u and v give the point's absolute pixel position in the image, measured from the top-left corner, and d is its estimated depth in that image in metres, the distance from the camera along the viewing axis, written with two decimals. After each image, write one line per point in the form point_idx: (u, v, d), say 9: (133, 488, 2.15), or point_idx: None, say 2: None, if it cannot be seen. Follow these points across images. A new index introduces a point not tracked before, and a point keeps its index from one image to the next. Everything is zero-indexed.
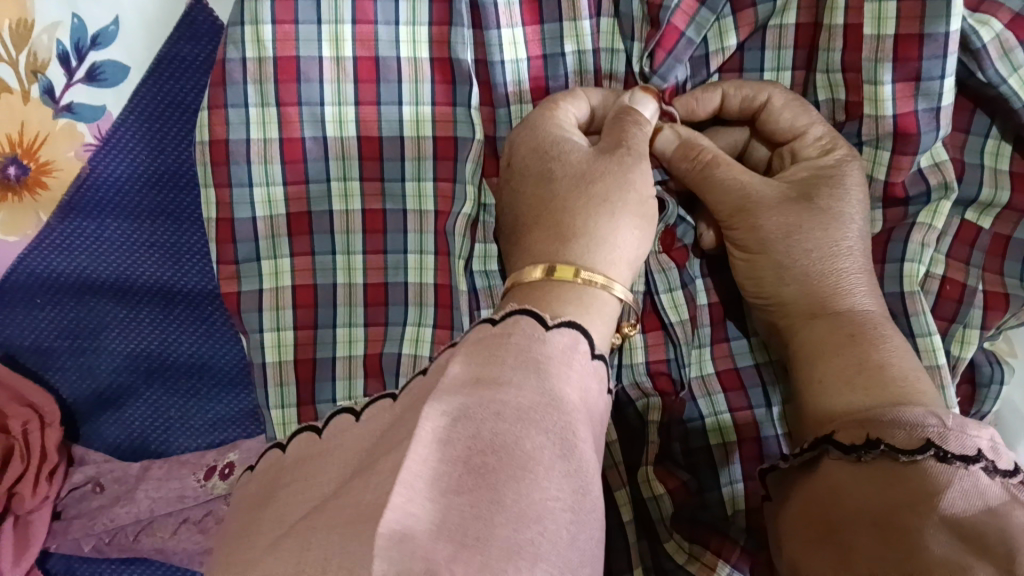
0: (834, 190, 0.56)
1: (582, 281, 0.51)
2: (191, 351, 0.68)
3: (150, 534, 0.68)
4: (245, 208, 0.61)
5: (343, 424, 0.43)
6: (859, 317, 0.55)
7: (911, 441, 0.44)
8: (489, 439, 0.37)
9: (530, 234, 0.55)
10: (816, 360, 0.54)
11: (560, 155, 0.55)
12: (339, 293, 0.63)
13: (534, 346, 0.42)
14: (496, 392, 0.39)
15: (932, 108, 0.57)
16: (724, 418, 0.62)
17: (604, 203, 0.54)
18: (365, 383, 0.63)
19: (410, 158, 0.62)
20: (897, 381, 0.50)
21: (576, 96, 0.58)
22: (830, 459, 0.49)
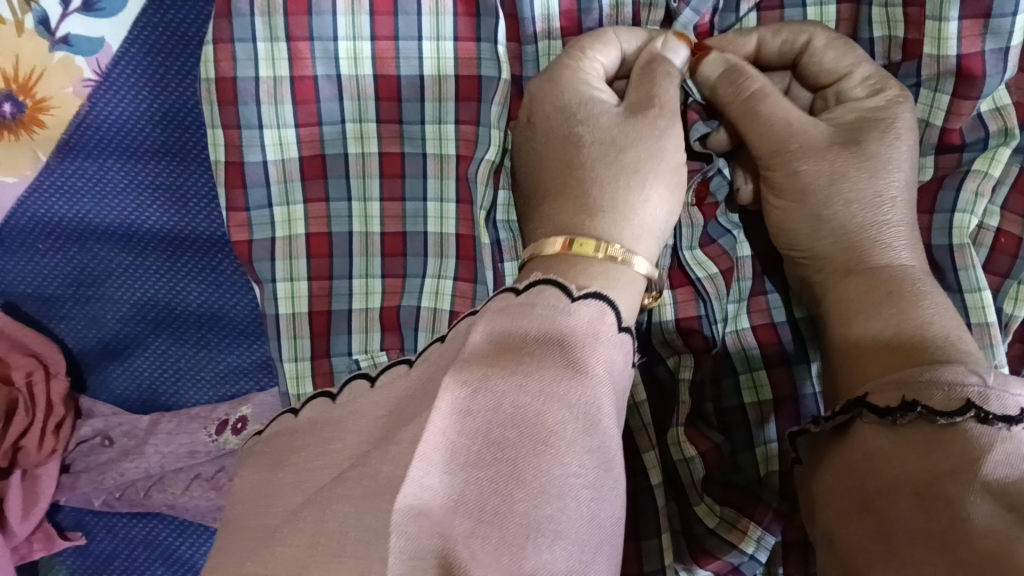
0: (883, 136, 0.52)
1: (601, 257, 0.48)
2: (200, 300, 0.64)
3: (162, 489, 0.67)
4: (256, 152, 0.57)
5: (358, 389, 0.42)
6: (898, 272, 0.51)
7: (949, 403, 0.41)
8: (510, 412, 0.35)
9: (554, 204, 0.52)
10: (850, 319, 0.51)
11: (585, 120, 0.53)
12: (355, 243, 0.59)
13: (558, 317, 0.38)
14: (520, 364, 0.36)
15: (1000, 50, 0.53)
16: (759, 373, 0.58)
17: (634, 173, 0.51)
18: (382, 337, 0.60)
19: (430, 100, 0.57)
20: (941, 342, 0.46)
21: (606, 42, 0.54)
22: (863, 423, 0.45)
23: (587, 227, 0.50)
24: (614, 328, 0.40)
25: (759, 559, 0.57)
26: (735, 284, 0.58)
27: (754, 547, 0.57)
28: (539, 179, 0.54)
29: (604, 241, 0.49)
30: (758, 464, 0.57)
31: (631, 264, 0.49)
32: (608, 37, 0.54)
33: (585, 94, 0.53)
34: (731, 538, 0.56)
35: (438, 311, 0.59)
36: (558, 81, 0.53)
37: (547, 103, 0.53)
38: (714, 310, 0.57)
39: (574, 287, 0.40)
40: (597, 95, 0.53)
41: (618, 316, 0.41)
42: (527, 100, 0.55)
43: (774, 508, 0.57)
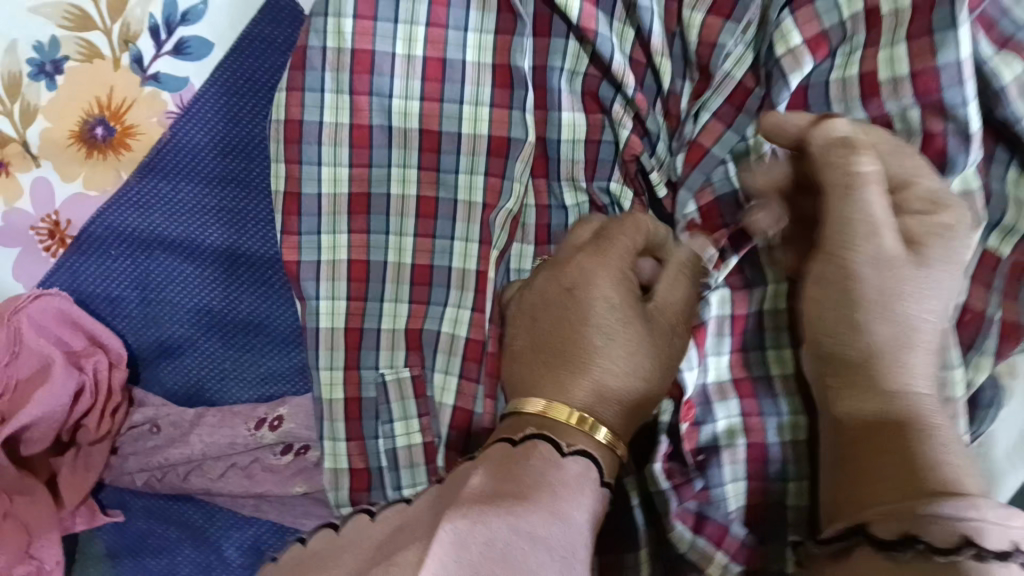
0: (913, 176, 0.50)
1: (572, 423, 0.52)
2: (248, 310, 0.72)
3: (200, 474, 0.73)
4: (312, 184, 0.66)
5: (361, 523, 0.47)
6: (912, 399, 0.46)
7: (948, 537, 0.38)
8: (499, 547, 0.40)
9: (543, 379, 0.54)
10: (851, 427, 0.48)
11: (591, 321, 0.54)
12: (388, 271, 0.68)
13: (555, 500, 0.44)
14: (516, 514, 0.42)
15: (963, 132, 0.53)
16: (735, 421, 0.67)
17: (609, 379, 0.53)
18: (406, 355, 0.67)
19: (465, 153, 0.66)
20: (948, 465, 0.42)
21: (608, 261, 0.56)
22: (863, 548, 0.42)
23: (572, 392, 0.53)
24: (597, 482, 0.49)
25: None
26: (713, 338, 0.66)
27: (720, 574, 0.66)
28: (538, 340, 0.56)
29: (580, 411, 0.52)
30: (729, 495, 0.67)
31: (597, 435, 0.52)
32: (611, 260, 0.56)
33: (611, 295, 0.55)
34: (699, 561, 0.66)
35: (456, 336, 0.67)
36: (569, 291, 0.56)
37: (562, 275, 0.57)
38: (684, 357, 0.64)
39: (564, 444, 0.49)
40: (607, 296, 0.54)
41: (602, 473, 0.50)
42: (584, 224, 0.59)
43: (728, 526, 0.66)
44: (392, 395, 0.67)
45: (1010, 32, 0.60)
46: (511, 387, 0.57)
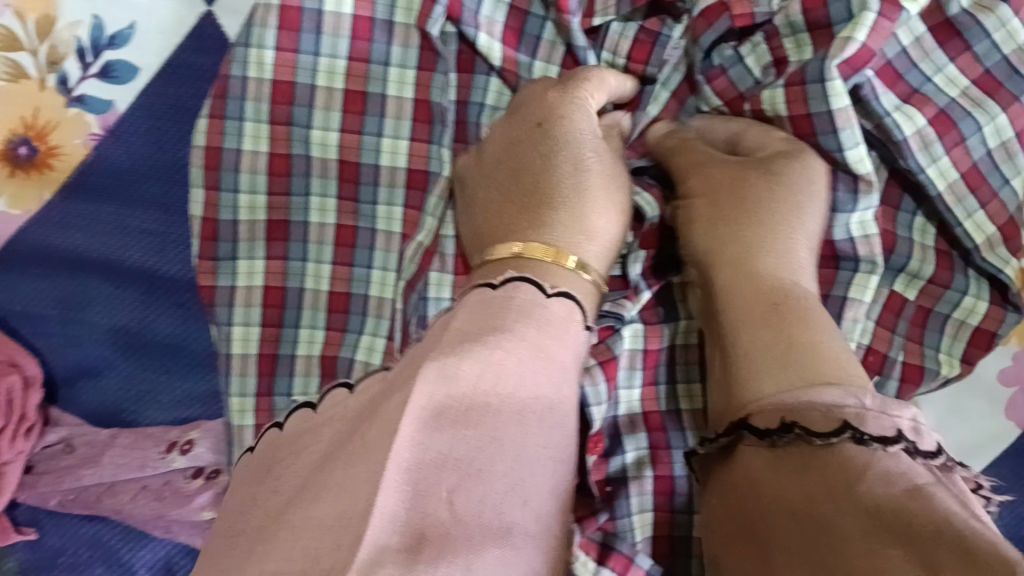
0: (791, 163, 0.62)
1: (549, 260, 0.57)
2: (168, 331, 0.72)
3: (112, 495, 0.71)
4: (228, 212, 0.67)
5: (337, 399, 0.47)
6: (792, 294, 0.59)
7: (827, 422, 0.48)
8: (463, 406, 0.42)
9: (517, 220, 0.60)
10: (741, 335, 0.58)
11: (564, 139, 0.60)
12: (306, 297, 0.68)
13: (535, 309, 0.48)
14: (497, 336, 0.45)
15: (849, 172, 0.64)
16: (644, 452, 0.69)
17: (576, 226, 0.59)
18: (319, 382, 0.68)
19: (384, 185, 0.67)
20: (832, 365, 0.53)
21: (604, 85, 0.62)
22: (744, 445, 0.53)
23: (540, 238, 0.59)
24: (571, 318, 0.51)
25: None
26: (626, 371, 0.68)
27: None
28: (506, 194, 0.62)
29: (552, 247, 0.57)
30: (636, 525, 0.68)
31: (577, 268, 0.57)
32: (604, 80, 0.62)
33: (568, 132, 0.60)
34: None
35: (370, 365, 0.67)
36: (552, 100, 0.61)
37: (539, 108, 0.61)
38: (591, 394, 0.64)
39: (545, 289, 0.51)
40: (585, 127, 0.61)
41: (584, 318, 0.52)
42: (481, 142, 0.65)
43: (633, 558, 0.66)
44: None
45: (913, 85, 0.65)
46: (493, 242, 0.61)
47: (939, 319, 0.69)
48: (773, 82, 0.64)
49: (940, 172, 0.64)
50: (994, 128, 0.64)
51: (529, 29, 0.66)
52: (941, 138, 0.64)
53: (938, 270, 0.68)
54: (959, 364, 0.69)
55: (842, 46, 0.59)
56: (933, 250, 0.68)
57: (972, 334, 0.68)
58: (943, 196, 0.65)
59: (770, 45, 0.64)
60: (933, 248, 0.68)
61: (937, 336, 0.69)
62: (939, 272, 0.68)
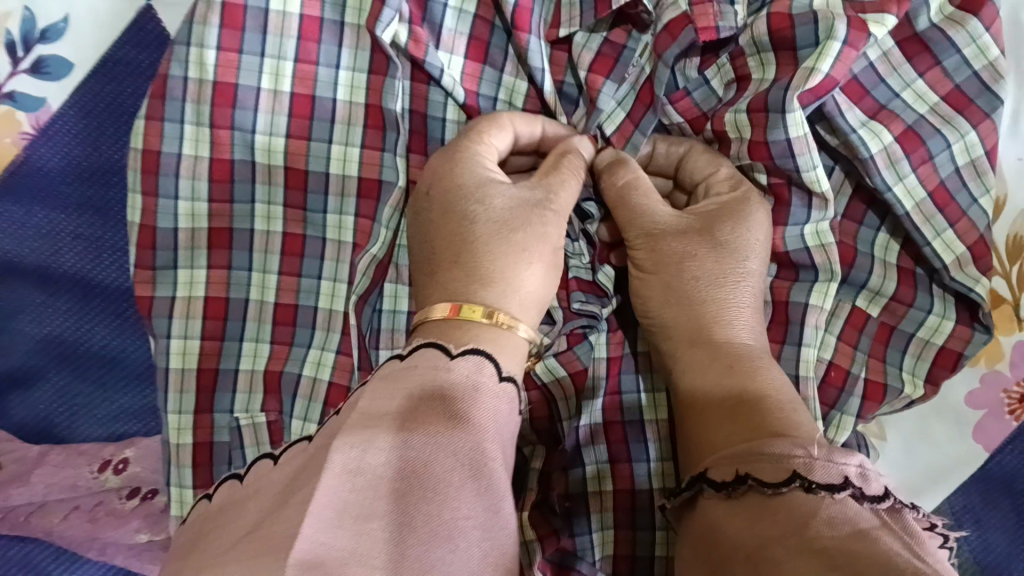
0: (736, 225, 0.60)
1: (483, 319, 0.56)
2: (103, 343, 0.70)
3: (42, 516, 0.69)
4: (168, 219, 0.64)
5: (267, 466, 0.49)
6: (744, 352, 0.59)
7: (778, 474, 0.48)
8: (398, 469, 0.43)
9: (448, 273, 0.58)
10: (697, 396, 0.58)
11: (480, 198, 0.59)
12: (250, 309, 0.65)
13: (441, 373, 0.48)
14: (412, 383, 0.47)
15: (804, 188, 0.63)
16: (604, 466, 0.67)
17: (519, 255, 0.58)
18: (263, 398, 0.65)
19: (334, 194, 0.65)
20: (775, 411, 0.53)
21: (500, 126, 0.61)
22: (705, 497, 0.52)
23: (479, 295, 0.57)
24: (493, 378, 0.49)
25: None
26: (589, 382, 0.67)
27: None
28: (427, 248, 0.60)
29: (490, 308, 0.56)
30: (596, 542, 0.67)
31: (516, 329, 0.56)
32: (502, 121, 0.61)
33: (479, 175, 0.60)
34: None
35: (317, 380, 0.65)
36: (454, 167, 0.60)
37: (443, 179, 0.60)
38: (561, 410, 0.67)
39: (453, 348, 0.50)
40: (490, 175, 0.60)
41: (498, 368, 0.50)
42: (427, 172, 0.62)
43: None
44: (245, 440, 0.65)
45: (880, 101, 0.63)
46: (425, 301, 0.59)
47: (902, 338, 0.68)
48: (735, 101, 0.62)
49: (908, 190, 0.62)
50: (964, 145, 0.63)
51: (496, 41, 0.64)
52: (908, 155, 0.62)
53: (900, 286, 0.67)
54: (923, 384, 0.68)
55: (806, 77, 0.57)
56: (895, 268, 0.67)
57: (938, 354, 0.67)
58: (911, 216, 0.63)
59: (733, 64, 0.63)
60: (896, 266, 0.67)
61: (899, 355, 0.68)
62: (901, 289, 0.67)
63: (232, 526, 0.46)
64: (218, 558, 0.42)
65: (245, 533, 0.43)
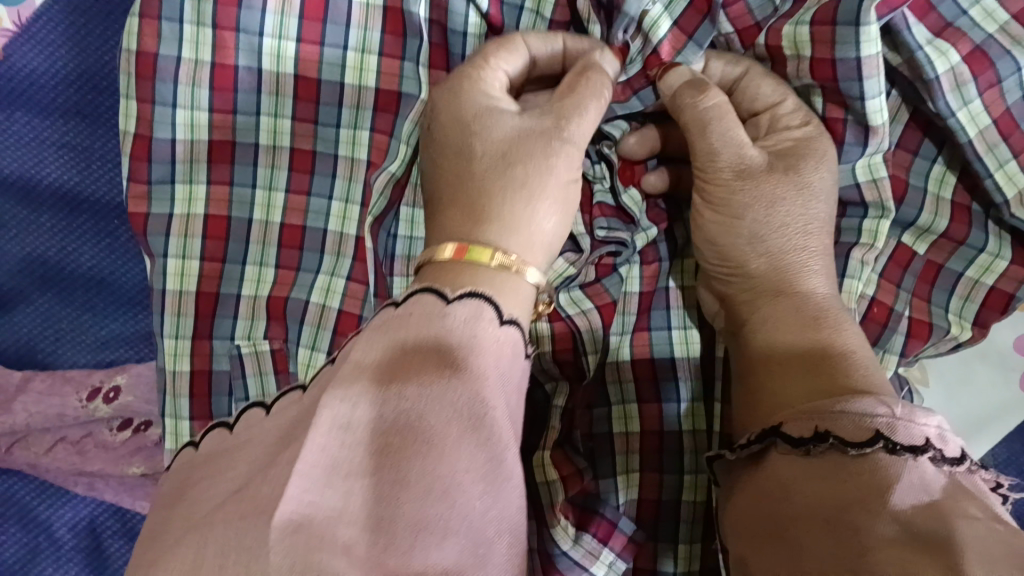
0: (819, 164, 0.56)
1: (496, 265, 0.48)
2: (90, 264, 0.67)
3: (24, 447, 0.68)
4: (166, 128, 0.58)
5: (254, 418, 0.41)
6: (823, 302, 0.55)
7: (861, 431, 0.42)
8: (393, 419, 0.36)
9: (448, 212, 0.52)
10: (777, 350, 0.53)
11: (480, 130, 0.53)
12: (253, 230, 0.60)
13: (433, 321, 0.40)
14: (407, 334, 0.39)
15: (860, 122, 0.58)
16: (630, 406, 0.63)
17: (521, 190, 0.51)
18: (266, 326, 0.60)
19: (348, 106, 0.59)
20: (854, 365, 0.50)
21: (511, 50, 0.54)
22: (776, 452, 0.47)
23: (480, 234, 0.50)
24: (493, 323, 0.41)
25: None
26: (618, 317, 0.63)
27: (605, 570, 0.61)
28: (433, 189, 0.55)
29: (502, 250, 0.49)
30: (619, 486, 0.63)
31: (525, 274, 0.48)
32: (516, 44, 0.55)
33: (477, 104, 0.53)
34: (583, 559, 0.61)
35: (326, 307, 0.60)
36: (459, 92, 0.53)
37: (448, 112, 0.54)
38: (584, 343, 0.62)
39: (451, 291, 0.42)
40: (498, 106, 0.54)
41: (499, 311, 0.42)
42: (428, 109, 0.56)
43: (616, 523, 0.62)
44: (247, 369, 0.60)
45: (947, 18, 0.57)
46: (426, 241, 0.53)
47: (949, 277, 0.65)
48: (795, 13, 0.56)
49: (972, 116, 0.58)
50: None
51: None
52: (977, 78, 0.57)
53: (953, 223, 0.63)
54: (970, 326, 0.65)
55: None
56: (949, 203, 0.63)
57: (987, 295, 0.64)
58: (973, 143, 0.59)
59: None
60: (950, 201, 0.63)
61: (945, 296, 0.65)
62: (954, 226, 0.63)
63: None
64: (202, 522, 0.34)
65: (229, 496, 0.36)
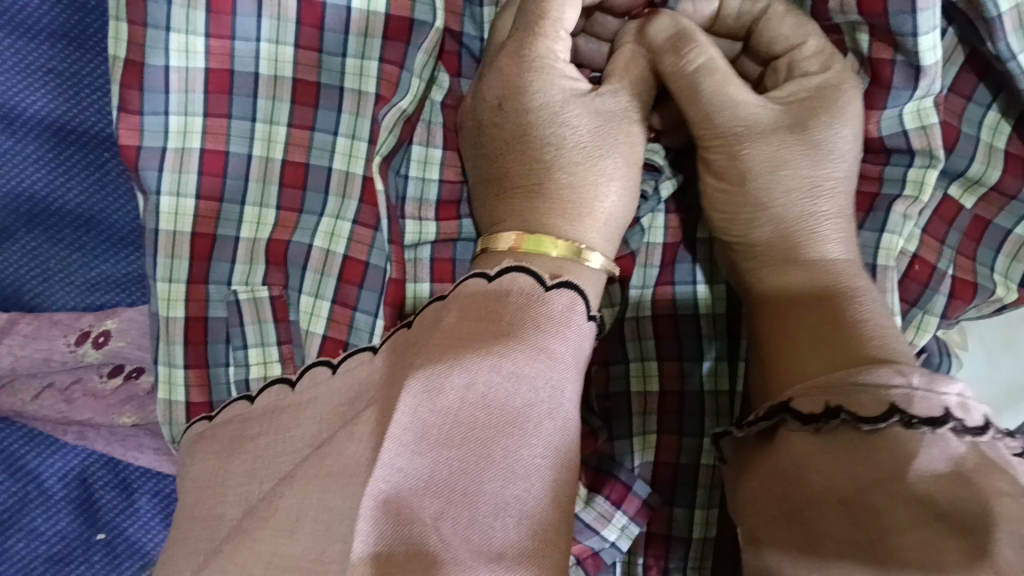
0: (831, 119, 0.51)
1: (563, 253, 0.48)
2: (79, 201, 0.66)
3: (11, 393, 0.66)
4: (159, 55, 0.54)
5: (320, 376, 0.41)
6: (833, 269, 0.50)
7: (877, 407, 0.38)
8: (483, 393, 0.36)
9: (521, 202, 0.51)
10: (785, 326, 0.49)
11: (564, 114, 0.51)
12: (253, 166, 0.56)
13: (531, 306, 0.39)
14: (500, 318, 0.38)
15: (910, 64, 0.53)
16: (649, 364, 0.59)
17: (600, 178, 0.51)
18: (266, 271, 0.56)
19: (355, 34, 0.55)
20: (873, 339, 0.44)
21: (575, 9, 0.51)
22: (786, 431, 0.42)
23: (557, 228, 0.50)
24: (583, 317, 0.40)
25: (620, 546, 0.58)
26: (639, 270, 0.59)
27: (617, 535, 0.58)
28: (496, 172, 0.53)
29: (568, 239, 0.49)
30: (635, 448, 0.59)
31: (588, 259, 0.49)
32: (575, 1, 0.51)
33: (550, 81, 0.51)
34: (595, 522, 0.57)
35: (331, 253, 0.56)
36: (524, 65, 0.51)
37: (519, 96, 0.51)
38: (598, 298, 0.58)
39: (545, 278, 0.40)
40: (571, 85, 0.52)
41: (588, 305, 0.40)
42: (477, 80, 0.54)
43: (630, 486, 0.57)
44: (246, 317, 0.56)
45: None
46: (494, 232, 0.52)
47: (996, 234, 0.61)
48: None
49: None
50: None
51: None
52: None
53: (1005, 176, 0.60)
54: (1015, 287, 0.61)
55: None
56: (1001, 153, 0.59)
57: None
58: None
59: None
60: (1003, 152, 0.60)
61: (991, 254, 0.61)
62: (1007, 179, 0.60)
63: (287, 445, 0.40)
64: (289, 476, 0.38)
65: (306, 456, 0.39)
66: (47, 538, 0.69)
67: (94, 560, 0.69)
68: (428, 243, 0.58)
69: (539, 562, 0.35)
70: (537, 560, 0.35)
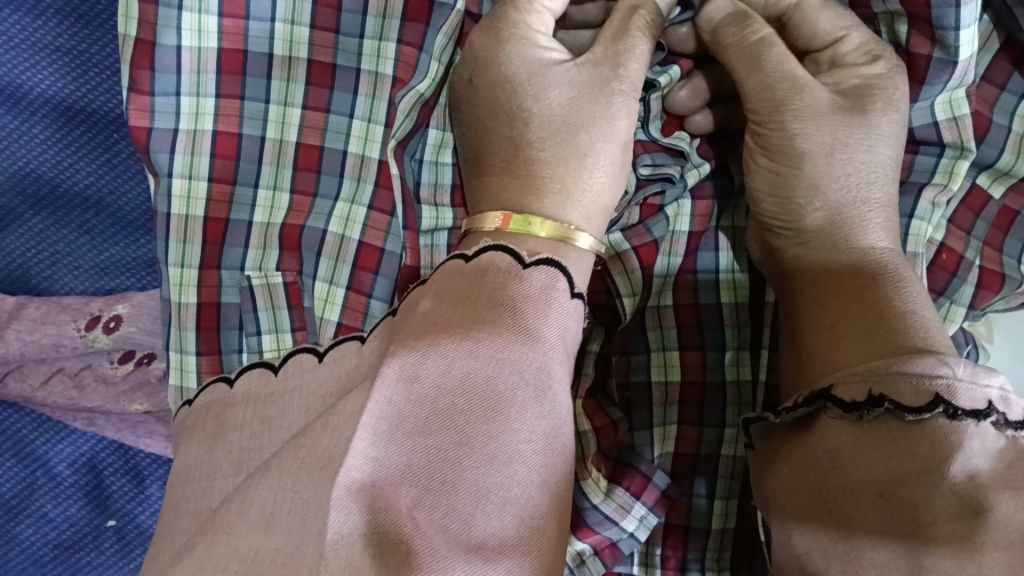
0: (888, 107, 0.50)
1: (548, 232, 0.47)
2: (87, 182, 0.65)
3: (20, 378, 0.65)
4: (171, 34, 0.52)
5: (305, 364, 0.43)
6: (875, 258, 0.49)
7: (918, 399, 0.36)
8: (461, 379, 0.37)
9: (501, 179, 0.50)
10: (824, 314, 0.47)
11: (536, 91, 0.50)
12: (266, 149, 0.54)
13: (510, 285, 0.39)
14: (495, 318, 0.38)
15: (946, 60, 0.52)
16: (671, 353, 0.58)
17: (583, 158, 0.49)
18: (279, 256, 0.55)
19: (374, 15, 0.53)
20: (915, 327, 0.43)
21: None
22: (826, 417, 0.41)
23: (534, 205, 0.48)
24: (566, 295, 0.41)
25: (638, 537, 0.56)
26: (662, 259, 0.57)
27: (634, 526, 0.56)
28: (492, 145, 0.51)
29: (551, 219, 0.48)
30: (654, 439, 0.58)
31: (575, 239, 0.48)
32: None
33: (524, 57, 0.49)
34: (614, 513, 0.55)
35: (346, 238, 0.55)
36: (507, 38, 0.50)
37: (490, 68, 0.50)
38: (619, 285, 0.56)
39: (525, 255, 0.41)
40: (548, 55, 0.50)
41: (572, 284, 0.41)
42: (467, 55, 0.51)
43: (650, 477, 0.56)
44: (258, 303, 0.55)
45: None
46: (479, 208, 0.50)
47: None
48: None
49: None
50: None
51: None
52: None
53: None
54: None
55: None
56: None
57: None
58: None
59: None
60: None
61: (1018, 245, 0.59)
62: None
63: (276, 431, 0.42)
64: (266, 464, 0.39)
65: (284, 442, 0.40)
66: (57, 525, 0.69)
67: (104, 547, 0.70)
68: (445, 229, 0.57)
69: (529, 556, 0.36)
70: (531, 556, 0.36)
